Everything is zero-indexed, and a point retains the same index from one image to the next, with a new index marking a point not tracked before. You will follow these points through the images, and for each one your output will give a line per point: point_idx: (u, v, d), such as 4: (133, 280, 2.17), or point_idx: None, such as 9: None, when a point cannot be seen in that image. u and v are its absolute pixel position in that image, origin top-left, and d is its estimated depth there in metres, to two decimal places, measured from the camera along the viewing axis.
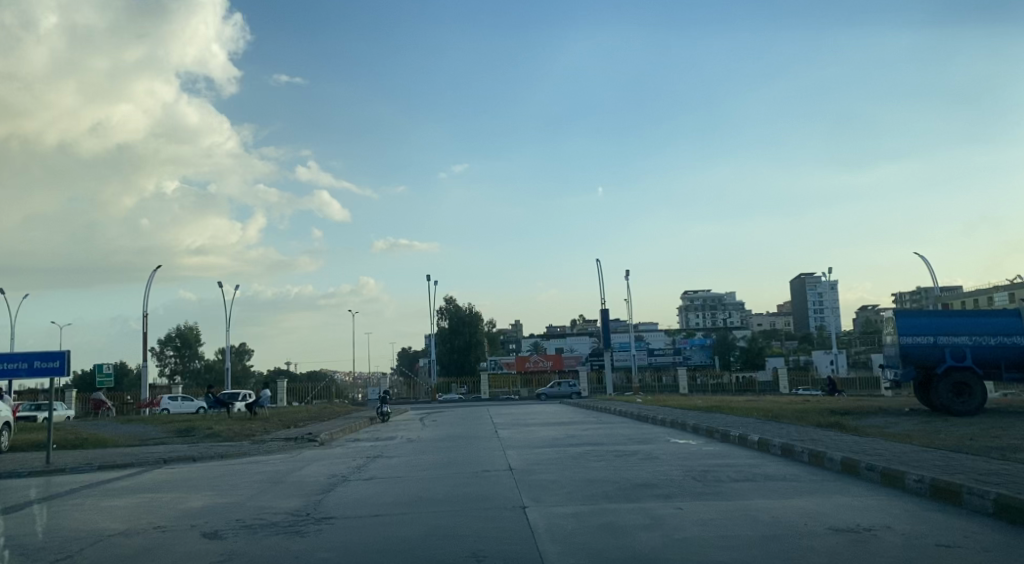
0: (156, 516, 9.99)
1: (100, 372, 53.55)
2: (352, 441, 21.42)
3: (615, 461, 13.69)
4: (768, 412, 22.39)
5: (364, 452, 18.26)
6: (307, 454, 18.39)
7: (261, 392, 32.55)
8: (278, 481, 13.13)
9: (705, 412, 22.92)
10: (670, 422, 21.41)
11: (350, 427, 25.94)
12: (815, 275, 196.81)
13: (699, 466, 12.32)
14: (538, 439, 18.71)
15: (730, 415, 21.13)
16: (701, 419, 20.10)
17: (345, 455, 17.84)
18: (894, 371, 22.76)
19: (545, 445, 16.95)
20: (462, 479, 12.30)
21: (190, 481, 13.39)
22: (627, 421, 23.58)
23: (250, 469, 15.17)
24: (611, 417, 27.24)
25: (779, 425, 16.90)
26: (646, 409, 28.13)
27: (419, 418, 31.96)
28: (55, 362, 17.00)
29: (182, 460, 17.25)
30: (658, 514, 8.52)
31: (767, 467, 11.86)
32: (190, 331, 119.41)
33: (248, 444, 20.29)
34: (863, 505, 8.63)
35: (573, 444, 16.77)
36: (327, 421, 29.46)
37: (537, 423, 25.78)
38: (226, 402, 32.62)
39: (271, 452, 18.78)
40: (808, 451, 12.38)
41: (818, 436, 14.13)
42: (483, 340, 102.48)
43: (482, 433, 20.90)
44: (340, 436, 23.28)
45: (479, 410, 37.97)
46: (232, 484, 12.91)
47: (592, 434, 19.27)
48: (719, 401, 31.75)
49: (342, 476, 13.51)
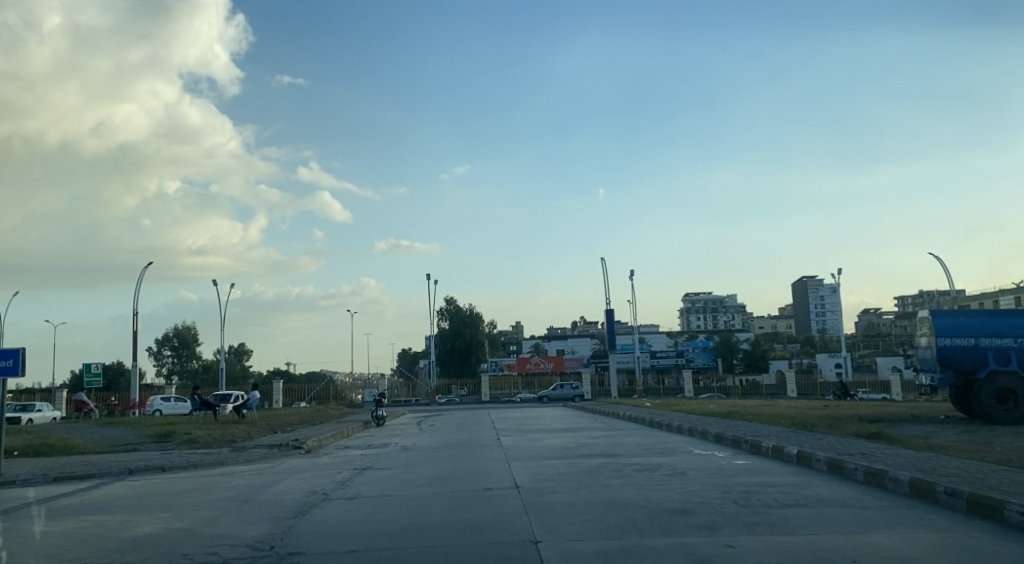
0: (90, 550, 8.27)
1: (88, 372, 51.83)
2: (342, 449, 19.67)
3: (636, 478, 11.95)
4: (793, 420, 20.62)
5: (353, 462, 16.55)
6: (291, 464, 16.66)
7: (251, 393, 30.91)
8: (249, 500, 11.38)
9: (724, 419, 21.17)
10: (688, 429, 19.71)
11: (342, 432, 24.20)
12: (817, 278, 195.71)
13: (737, 486, 10.58)
14: (545, 449, 16.96)
15: (753, 423, 19.36)
16: (725, 428, 18.33)
17: (332, 465, 16.13)
18: (929, 375, 21.03)
19: (555, 456, 15.19)
20: (460, 499, 10.55)
21: (149, 500, 11.62)
22: (640, 428, 21.87)
23: (221, 483, 13.42)
24: (621, 422, 25.50)
25: (816, 435, 15.12)
26: (658, 414, 26.41)
27: (417, 423, 30.23)
28: (8, 361, 15.28)
29: (149, 471, 15.48)
30: (705, 555, 6.79)
31: (818, 488, 10.09)
32: (186, 330, 117.74)
33: (227, 452, 18.55)
34: (960, 547, 6.90)
35: (586, 456, 15.01)
36: (318, 426, 27.70)
37: (542, 428, 24.06)
38: (214, 404, 30.85)
39: (251, 461, 17.04)
40: (862, 468, 10.63)
41: (869, 450, 12.38)
42: (483, 341, 100.78)
43: (483, 441, 19.16)
44: (329, 442, 21.52)
45: (479, 414, 36.14)
46: (196, 503, 11.17)
47: (604, 443, 17.54)
48: (734, 406, 29.95)
49: (322, 492, 11.74)
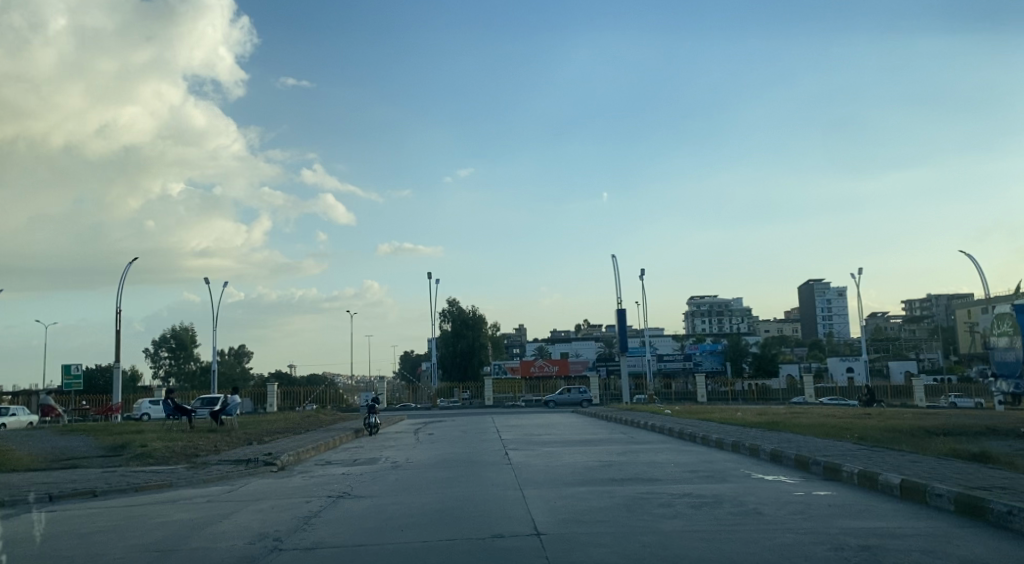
0: None
1: (68, 373, 48.77)
2: (321, 467, 16.59)
3: (699, 521, 8.79)
4: (851, 434, 17.55)
5: (333, 485, 13.59)
6: (257, 487, 13.70)
7: (229, 397, 27.91)
8: (172, 549, 8.34)
9: (768, 432, 18.09)
10: (731, 443, 16.65)
11: (325, 444, 21.16)
12: (823, 282, 192.49)
13: (851, 538, 7.46)
14: (566, 469, 13.85)
15: (807, 437, 16.27)
16: (780, 443, 15.24)
17: (304, 490, 13.12)
18: (1012, 383, 18.01)
19: (581, 482, 12.07)
20: (458, 554, 7.49)
21: (37, 552, 8.57)
22: (670, 442, 18.84)
23: (151, 519, 10.37)
24: (643, 433, 22.47)
25: (908, 457, 12.00)
26: (686, 423, 23.40)
27: (414, 432, 27.18)
28: None
29: (74, 498, 12.40)
30: None
31: (970, 545, 6.98)
32: (184, 332, 114.38)
33: (185, 469, 15.53)
34: None
35: (622, 483, 11.92)
36: (303, 435, 24.64)
37: (556, 440, 21.09)
38: (189, 411, 27.91)
39: (207, 484, 14.03)
40: (1022, 513, 7.53)
41: (1004, 482, 9.24)
42: (486, 343, 97.78)
43: (488, 458, 16.09)
44: (308, 457, 18.51)
45: (483, 421, 33.12)
46: (92, 558, 8.08)
47: (635, 463, 14.49)
48: (766, 415, 26.88)
49: (273, 537, 8.74)
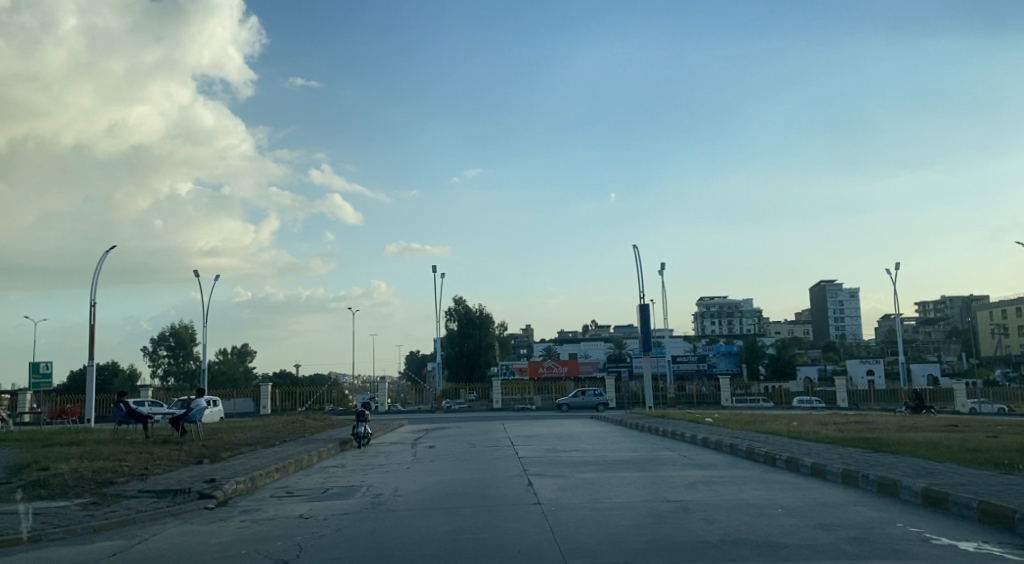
0: None
1: (36, 372, 44.24)
2: (275, 502, 12.05)
3: None
4: (995, 460, 12.92)
5: (278, 539, 9.01)
6: (164, 544, 9.10)
7: (192, 402, 23.12)
8: None
9: (878, 458, 13.42)
10: (841, 473, 12.03)
11: (294, 464, 16.54)
12: (836, 283, 187.22)
13: None
14: (627, 520, 9.23)
15: (952, 468, 11.60)
16: (925, 480, 10.57)
17: (227, 553, 8.48)
18: None
19: (665, 554, 7.41)
20: None
21: None
22: (744, 468, 14.25)
23: None
24: (696, 452, 17.81)
25: None
26: (747, 439, 18.78)
27: (411, 446, 22.58)
28: None
29: None
30: None
31: None
32: (184, 329, 110.19)
33: (78, 510, 10.91)
34: None
35: (733, 555, 7.27)
36: (275, 449, 20.01)
37: (589, 460, 16.48)
38: (141, 416, 23.32)
39: (93, 539, 9.43)
40: None
41: None
42: (494, 343, 93.23)
43: (504, 493, 11.45)
44: (263, 485, 13.91)
45: (491, 430, 28.60)
46: None
47: (723, 508, 9.92)
48: (836, 429, 22.19)
49: None
